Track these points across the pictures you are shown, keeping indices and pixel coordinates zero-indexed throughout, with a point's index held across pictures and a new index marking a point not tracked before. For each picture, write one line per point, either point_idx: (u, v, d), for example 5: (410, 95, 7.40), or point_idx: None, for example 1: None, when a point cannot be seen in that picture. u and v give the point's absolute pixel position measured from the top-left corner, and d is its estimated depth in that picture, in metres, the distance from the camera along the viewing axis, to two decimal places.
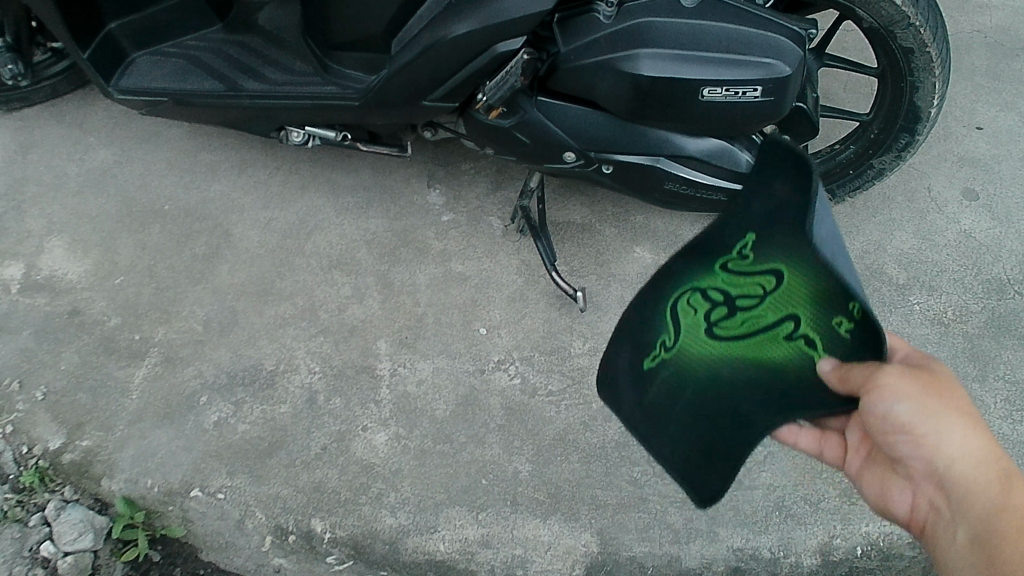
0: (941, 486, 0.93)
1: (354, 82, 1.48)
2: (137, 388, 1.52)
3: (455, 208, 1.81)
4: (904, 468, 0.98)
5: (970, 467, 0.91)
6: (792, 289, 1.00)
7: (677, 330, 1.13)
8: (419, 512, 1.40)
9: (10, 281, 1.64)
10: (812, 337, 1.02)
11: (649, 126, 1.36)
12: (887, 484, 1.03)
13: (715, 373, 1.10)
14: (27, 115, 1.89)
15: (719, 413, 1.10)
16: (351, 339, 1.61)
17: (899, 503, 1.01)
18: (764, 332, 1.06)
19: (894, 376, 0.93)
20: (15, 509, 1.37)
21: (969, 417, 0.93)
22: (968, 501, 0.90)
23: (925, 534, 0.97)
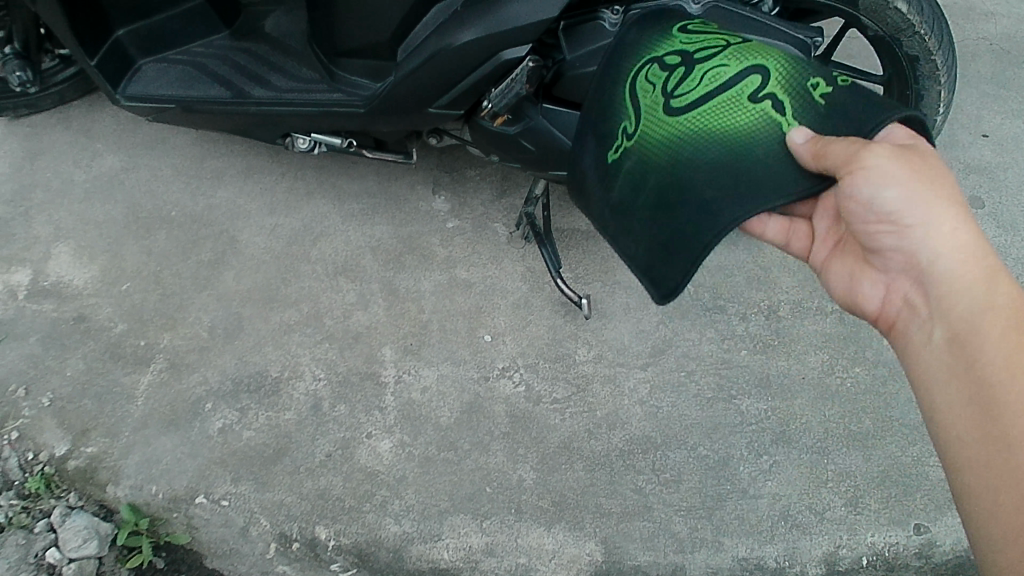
0: (921, 282, 0.99)
1: (360, 89, 1.49)
2: (142, 394, 1.53)
3: (460, 215, 1.81)
4: (882, 260, 1.04)
5: (958, 268, 0.95)
6: (752, 51, 1.12)
7: (637, 114, 1.15)
8: (423, 520, 1.40)
9: (17, 287, 1.65)
10: (780, 99, 1.07)
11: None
12: (857, 275, 1.09)
13: (677, 147, 1.09)
14: (34, 121, 1.90)
15: (673, 179, 1.09)
16: (356, 346, 1.61)
17: (870, 297, 1.07)
18: (724, 90, 1.09)
19: (883, 160, 0.97)
20: (19, 516, 1.37)
21: (956, 206, 0.97)
22: (950, 304, 0.95)
23: (894, 330, 1.04)
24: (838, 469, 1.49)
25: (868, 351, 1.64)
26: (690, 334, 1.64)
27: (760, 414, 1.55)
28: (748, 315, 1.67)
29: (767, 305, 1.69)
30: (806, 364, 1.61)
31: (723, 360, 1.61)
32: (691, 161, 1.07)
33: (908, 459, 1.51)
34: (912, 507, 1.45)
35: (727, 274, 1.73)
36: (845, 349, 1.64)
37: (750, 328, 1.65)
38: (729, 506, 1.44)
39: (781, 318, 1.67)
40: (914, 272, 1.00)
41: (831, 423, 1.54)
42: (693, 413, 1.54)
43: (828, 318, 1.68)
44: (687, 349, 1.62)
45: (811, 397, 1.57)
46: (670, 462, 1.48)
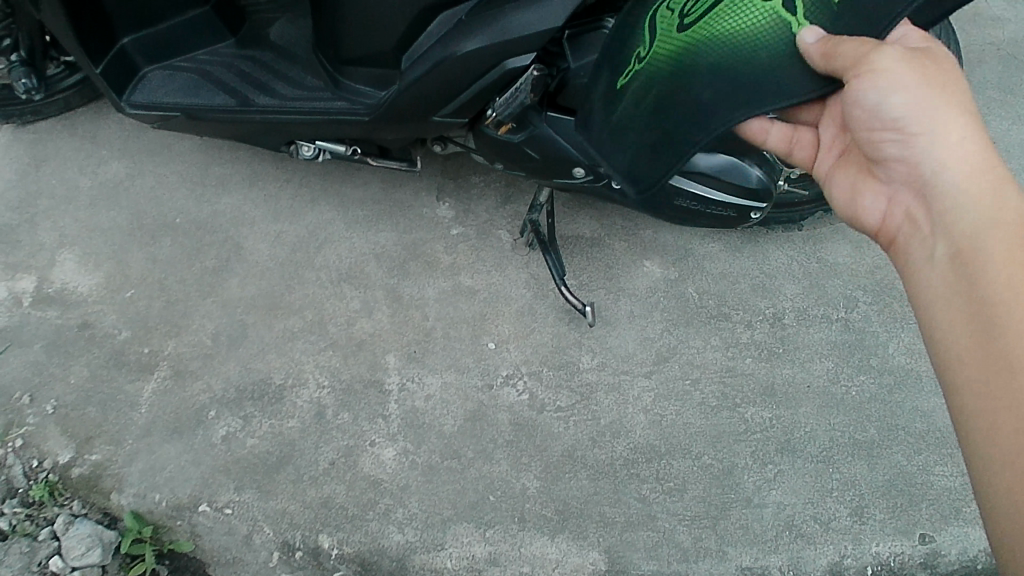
0: (920, 193, 0.95)
1: (365, 97, 1.49)
2: (146, 402, 1.53)
3: (464, 221, 1.81)
4: (885, 171, 1.01)
5: (959, 178, 0.91)
6: None
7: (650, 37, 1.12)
8: (427, 528, 1.40)
9: (22, 294, 1.65)
10: None
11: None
12: (860, 187, 1.07)
13: (682, 62, 1.07)
14: (39, 128, 1.90)
15: (675, 87, 1.08)
16: (360, 353, 1.61)
17: (872, 210, 1.05)
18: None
19: (891, 66, 0.93)
20: (24, 523, 1.37)
21: (962, 118, 0.93)
22: (948, 214, 0.91)
23: (893, 244, 1.01)
24: (843, 478, 1.48)
25: (873, 358, 1.63)
26: (694, 342, 1.64)
27: (764, 422, 1.54)
28: (753, 323, 1.67)
29: (771, 313, 1.68)
30: (811, 372, 1.61)
31: (727, 368, 1.61)
32: (693, 66, 1.06)
33: (913, 468, 1.50)
34: (917, 517, 1.44)
35: (732, 281, 1.72)
36: (850, 357, 1.63)
37: (755, 336, 1.65)
38: (734, 516, 1.43)
39: (786, 326, 1.66)
40: (915, 184, 0.97)
41: (836, 431, 1.53)
42: (697, 422, 1.54)
43: (833, 326, 1.67)
44: (692, 357, 1.62)
45: (816, 405, 1.56)
46: (674, 471, 1.48)
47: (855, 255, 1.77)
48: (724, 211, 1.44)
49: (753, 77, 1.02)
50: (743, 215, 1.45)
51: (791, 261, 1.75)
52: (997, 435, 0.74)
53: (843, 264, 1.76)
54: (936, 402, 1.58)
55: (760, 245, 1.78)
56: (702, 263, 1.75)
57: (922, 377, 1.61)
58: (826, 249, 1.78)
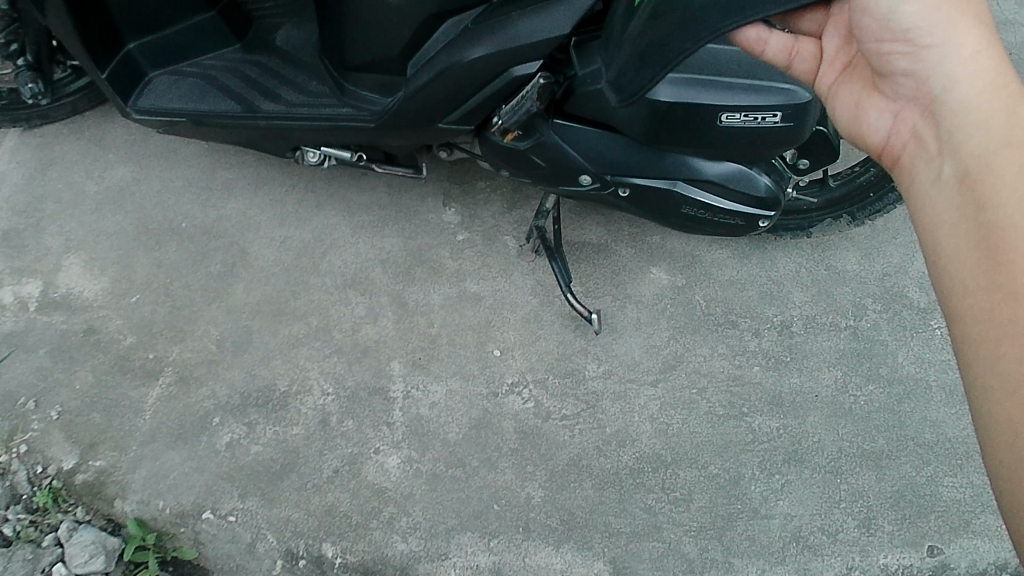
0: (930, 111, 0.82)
1: (370, 103, 1.48)
2: (151, 408, 1.53)
3: (470, 227, 1.80)
4: (892, 86, 0.86)
5: (974, 94, 0.78)
6: None
7: None
8: (430, 538, 1.39)
9: (27, 299, 1.65)
10: None
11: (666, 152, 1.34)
12: (864, 103, 0.91)
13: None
14: (46, 132, 1.90)
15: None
16: (365, 359, 1.60)
17: (877, 129, 0.90)
18: None
19: None
20: (27, 529, 1.37)
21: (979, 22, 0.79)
22: (960, 135, 0.78)
23: (899, 167, 0.87)
24: (851, 489, 1.47)
25: (882, 367, 1.61)
26: (701, 350, 1.62)
27: (771, 432, 1.53)
28: (761, 331, 1.65)
29: (780, 321, 1.67)
30: (820, 382, 1.59)
31: (734, 377, 1.59)
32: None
33: (921, 479, 1.48)
34: (926, 529, 1.42)
35: (740, 288, 1.71)
36: (859, 366, 1.61)
37: (763, 344, 1.63)
38: (740, 527, 1.42)
39: (794, 334, 1.65)
40: (924, 100, 0.83)
41: (844, 442, 1.52)
42: (703, 431, 1.53)
43: (842, 334, 1.65)
44: (699, 365, 1.60)
45: (824, 414, 1.55)
46: (680, 481, 1.47)
47: (864, 263, 1.75)
48: (731, 220, 1.43)
49: None
50: (751, 223, 1.44)
51: (800, 268, 1.74)
52: (999, 365, 0.65)
53: (852, 272, 1.74)
54: (946, 412, 1.56)
55: (768, 252, 1.76)
56: (709, 269, 1.74)
57: (931, 387, 1.59)
58: (835, 256, 1.76)
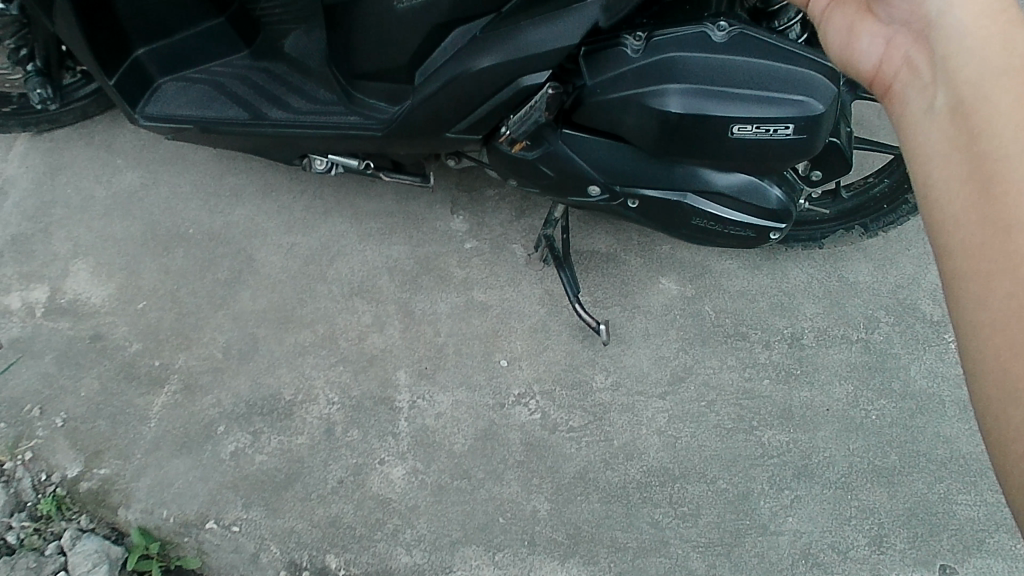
0: (924, 34, 0.80)
1: (378, 112, 1.47)
2: (156, 416, 1.52)
3: (478, 235, 1.79)
4: (887, 8, 0.85)
5: (970, 16, 0.75)
6: None
7: None
8: (434, 550, 1.38)
9: (34, 304, 1.65)
10: None
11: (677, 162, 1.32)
12: (857, 26, 0.90)
13: None
14: (56, 137, 1.90)
15: None
16: (371, 369, 1.59)
17: (867, 55, 0.88)
18: None
19: None
20: (31, 537, 1.37)
21: None
22: (952, 59, 0.75)
23: (888, 94, 0.85)
24: (862, 506, 1.44)
25: (895, 382, 1.59)
26: (711, 361, 1.60)
27: (781, 446, 1.51)
28: (771, 343, 1.63)
29: (790, 333, 1.65)
30: (831, 396, 1.57)
31: (744, 390, 1.57)
32: None
33: (934, 496, 1.46)
34: (938, 548, 1.40)
35: (751, 299, 1.69)
36: (871, 379, 1.59)
37: (773, 357, 1.61)
38: (749, 544, 1.40)
39: (804, 347, 1.63)
40: (919, 23, 0.81)
41: (855, 457, 1.50)
42: (712, 445, 1.51)
43: (853, 347, 1.63)
44: (708, 377, 1.59)
45: (835, 429, 1.53)
46: (688, 495, 1.45)
47: (877, 274, 1.73)
48: (742, 231, 1.41)
49: None
50: (762, 235, 1.42)
51: (811, 279, 1.72)
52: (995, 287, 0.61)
53: (864, 283, 1.72)
54: (960, 428, 1.53)
55: (779, 263, 1.74)
56: (720, 280, 1.72)
57: (945, 402, 1.56)
58: (847, 267, 1.74)
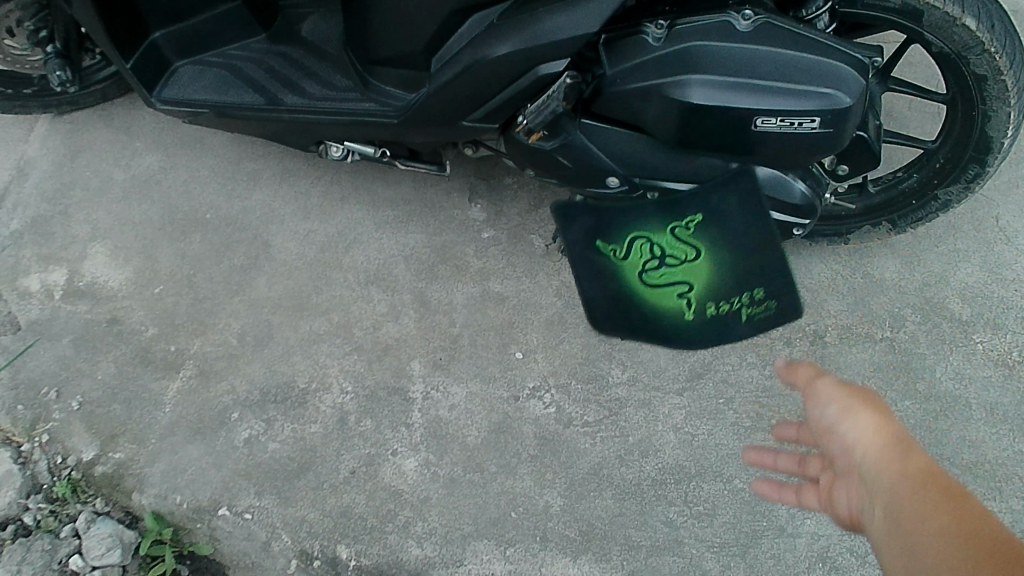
0: (868, 500, 0.86)
1: (394, 99, 1.45)
2: (171, 401, 1.53)
3: (496, 225, 1.76)
4: (845, 483, 0.93)
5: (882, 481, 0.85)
6: (703, 264, 1.30)
7: (625, 250, 1.30)
8: (445, 544, 1.38)
9: (52, 287, 1.66)
10: (691, 300, 1.33)
11: (658, 345, 1.44)
12: (834, 496, 0.96)
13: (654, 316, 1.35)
14: (76, 118, 1.90)
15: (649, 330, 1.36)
16: (385, 358, 1.58)
17: (845, 506, 0.93)
18: (671, 283, 1.32)
19: (820, 372, 0.98)
20: (47, 519, 1.38)
21: (890, 428, 0.89)
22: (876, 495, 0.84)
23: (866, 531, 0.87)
24: None
25: (920, 383, 1.54)
26: (730, 358, 1.57)
27: (800, 447, 1.47)
28: (793, 340, 1.59)
29: (813, 330, 1.61)
30: None
31: (763, 388, 1.54)
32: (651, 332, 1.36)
33: None
34: None
35: None
36: (895, 380, 1.55)
37: (794, 355, 1.58)
38: (765, 545, 1.37)
39: (827, 345, 1.59)
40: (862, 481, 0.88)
41: None
42: (729, 443, 1.48)
43: (878, 346, 1.58)
44: (727, 374, 1.56)
45: None
46: (703, 494, 1.42)
47: (905, 271, 1.68)
48: None
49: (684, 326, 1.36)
50: (786, 231, 1.38)
51: (836, 276, 1.67)
52: None
53: (891, 280, 1.67)
54: (986, 433, 1.49)
55: (803, 258, 1.70)
56: None
57: (971, 404, 1.52)
58: (874, 264, 1.69)
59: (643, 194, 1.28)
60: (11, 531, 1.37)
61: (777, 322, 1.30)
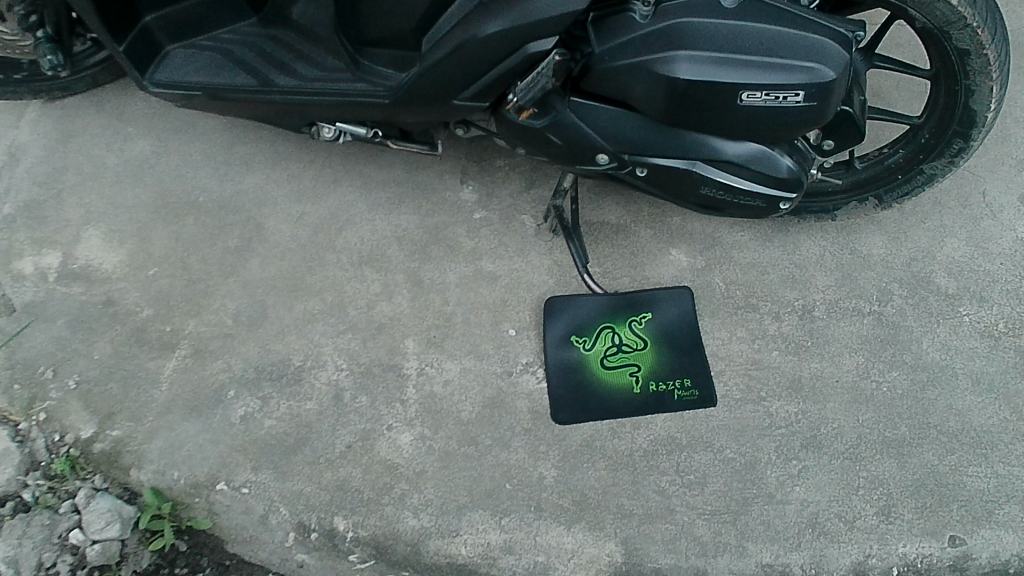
0: None
1: (384, 79, 1.45)
2: (167, 379, 1.54)
3: (488, 206, 1.78)
4: None
5: None
6: (649, 357, 1.58)
7: (589, 341, 1.59)
8: (442, 514, 1.40)
9: (47, 269, 1.67)
10: (643, 364, 1.57)
11: (626, 362, 1.57)
12: None
13: (607, 405, 1.51)
14: (68, 104, 1.91)
15: (606, 409, 1.51)
16: (380, 336, 1.59)
17: None
18: (624, 369, 1.56)
19: None
20: (46, 495, 1.40)
21: None
22: None
23: None
24: (871, 476, 1.44)
25: (907, 354, 1.57)
26: (720, 333, 1.60)
27: (789, 417, 1.50)
28: (781, 315, 1.62)
29: (801, 305, 1.63)
30: (840, 367, 1.56)
31: (753, 360, 1.57)
32: (610, 404, 1.52)
33: (944, 467, 1.45)
34: (948, 518, 1.40)
35: (761, 271, 1.68)
36: (883, 351, 1.58)
37: (783, 329, 1.60)
38: (755, 511, 1.40)
39: (815, 319, 1.62)
40: None
41: (865, 429, 1.49)
42: (720, 415, 1.50)
43: (865, 320, 1.61)
44: (716, 348, 1.58)
45: (844, 401, 1.52)
46: (695, 464, 1.45)
47: (891, 247, 1.71)
48: (752, 201, 1.39)
49: (634, 406, 1.51)
50: (772, 205, 1.40)
51: (823, 252, 1.70)
52: None
53: (877, 256, 1.70)
54: (971, 401, 1.52)
55: (791, 235, 1.72)
56: (730, 252, 1.70)
57: (957, 374, 1.55)
58: (860, 240, 1.71)
59: (603, 361, 1.57)
60: (11, 507, 1.39)
61: (699, 406, 1.51)
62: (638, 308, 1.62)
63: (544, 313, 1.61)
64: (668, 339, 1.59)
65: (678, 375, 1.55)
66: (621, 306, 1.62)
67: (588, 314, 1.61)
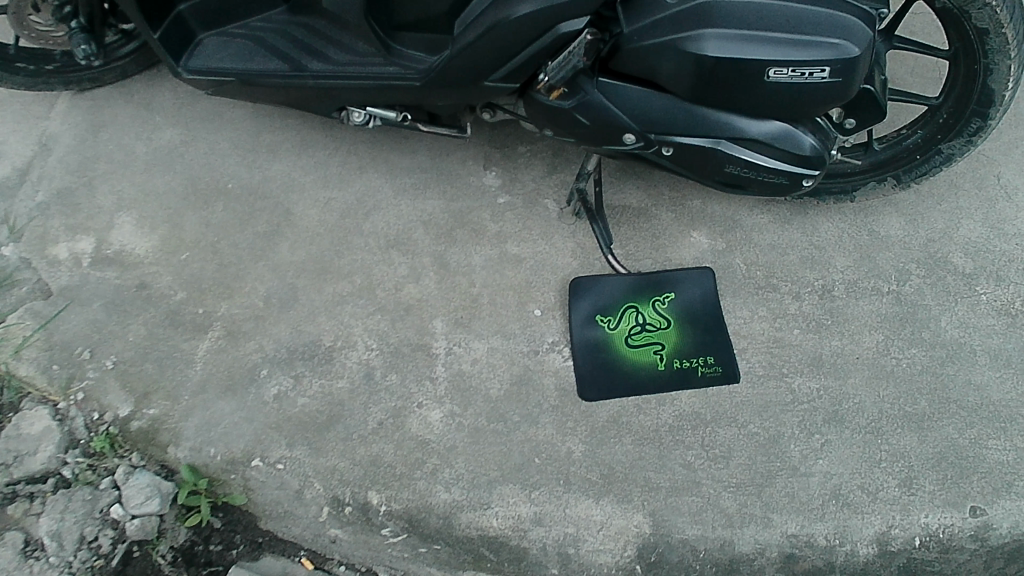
0: None
1: (415, 63, 1.48)
2: (202, 360, 1.58)
3: (511, 190, 1.81)
4: None
5: None
6: (672, 334, 1.61)
7: (614, 321, 1.62)
8: (473, 488, 1.43)
9: (81, 255, 1.70)
10: (667, 342, 1.60)
11: (651, 342, 1.60)
12: None
13: (633, 382, 1.55)
14: (97, 95, 1.95)
15: (632, 386, 1.54)
16: (408, 317, 1.63)
17: None
18: (648, 348, 1.59)
19: None
20: (86, 472, 1.44)
21: None
22: None
23: None
24: (892, 450, 1.47)
25: (925, 331, 1.60)
26: (741, 312, 1.63)
27: (812, 393, 1.53)
28: (801, 294, 1.65)
29: (821, 285, 1.66)
30: (860, 344, 1.59)
31: (774, 339, 1.60)
32: (636, 381, 1.55)
33: (964, 441, 1.48)
34: (969, 490, 1.43)
35: (781, 253, 1.71)
36: (901, 330, 1.61)
37: (803, 308, 1.63)
38: (779, 484, 1.43)
39: (835, 298, 1.64)
40: None
41: (886, 404, 1.52)
42: (742, 391, 1.53)
43: (884, 299, 1.64)
44: (738, 327, 1.61)
45: (865, 376, 1.55)
46: (719, 438, 1.48)
47: (908, 228, 1.73)
48: (775, 178, 1.42)
49: (660, 382, 1.55)
50: (795, 182, 1.43)
51: (841, 234, 1.73)
52: None
53: (895, 237, 1.72)
54: (990, 376, 1.55)
55: (810, 217, 1.75)
56: (750, 234, 1.73)
57: (976, 350, 1.58)
58: (878, 222, 1.74)
59: (628, 340, 1.60)
60: (52, 483, 1.43)
61: (722, 382, 1.54)
62: (660, 288, 1.66)
63: (569, 292, 1.65)
64: (691, 318, 1.62)
65: (702, 352, 1.58)
66: (644, 286, 1.66)
67: (612, 294, 1.64)
